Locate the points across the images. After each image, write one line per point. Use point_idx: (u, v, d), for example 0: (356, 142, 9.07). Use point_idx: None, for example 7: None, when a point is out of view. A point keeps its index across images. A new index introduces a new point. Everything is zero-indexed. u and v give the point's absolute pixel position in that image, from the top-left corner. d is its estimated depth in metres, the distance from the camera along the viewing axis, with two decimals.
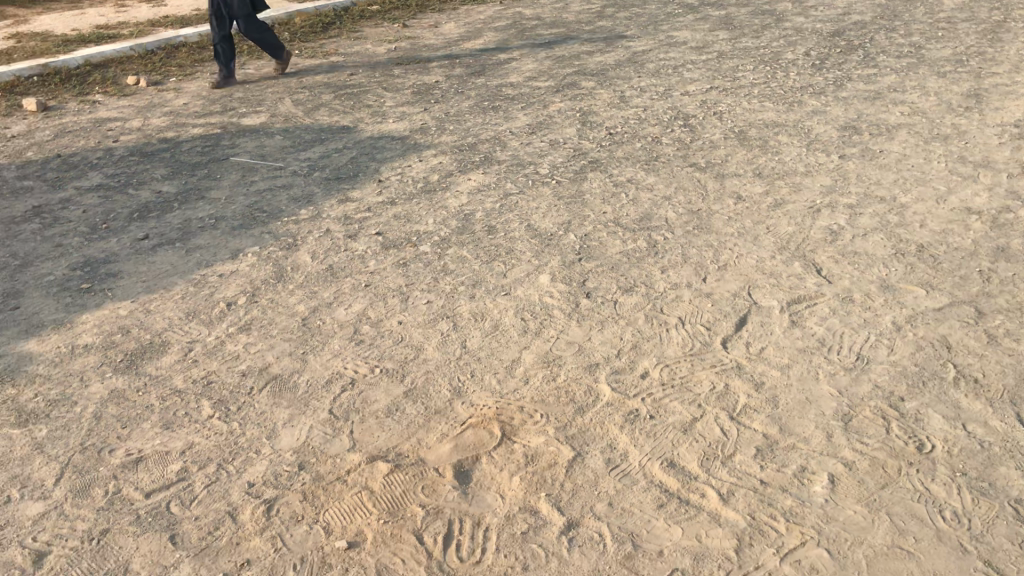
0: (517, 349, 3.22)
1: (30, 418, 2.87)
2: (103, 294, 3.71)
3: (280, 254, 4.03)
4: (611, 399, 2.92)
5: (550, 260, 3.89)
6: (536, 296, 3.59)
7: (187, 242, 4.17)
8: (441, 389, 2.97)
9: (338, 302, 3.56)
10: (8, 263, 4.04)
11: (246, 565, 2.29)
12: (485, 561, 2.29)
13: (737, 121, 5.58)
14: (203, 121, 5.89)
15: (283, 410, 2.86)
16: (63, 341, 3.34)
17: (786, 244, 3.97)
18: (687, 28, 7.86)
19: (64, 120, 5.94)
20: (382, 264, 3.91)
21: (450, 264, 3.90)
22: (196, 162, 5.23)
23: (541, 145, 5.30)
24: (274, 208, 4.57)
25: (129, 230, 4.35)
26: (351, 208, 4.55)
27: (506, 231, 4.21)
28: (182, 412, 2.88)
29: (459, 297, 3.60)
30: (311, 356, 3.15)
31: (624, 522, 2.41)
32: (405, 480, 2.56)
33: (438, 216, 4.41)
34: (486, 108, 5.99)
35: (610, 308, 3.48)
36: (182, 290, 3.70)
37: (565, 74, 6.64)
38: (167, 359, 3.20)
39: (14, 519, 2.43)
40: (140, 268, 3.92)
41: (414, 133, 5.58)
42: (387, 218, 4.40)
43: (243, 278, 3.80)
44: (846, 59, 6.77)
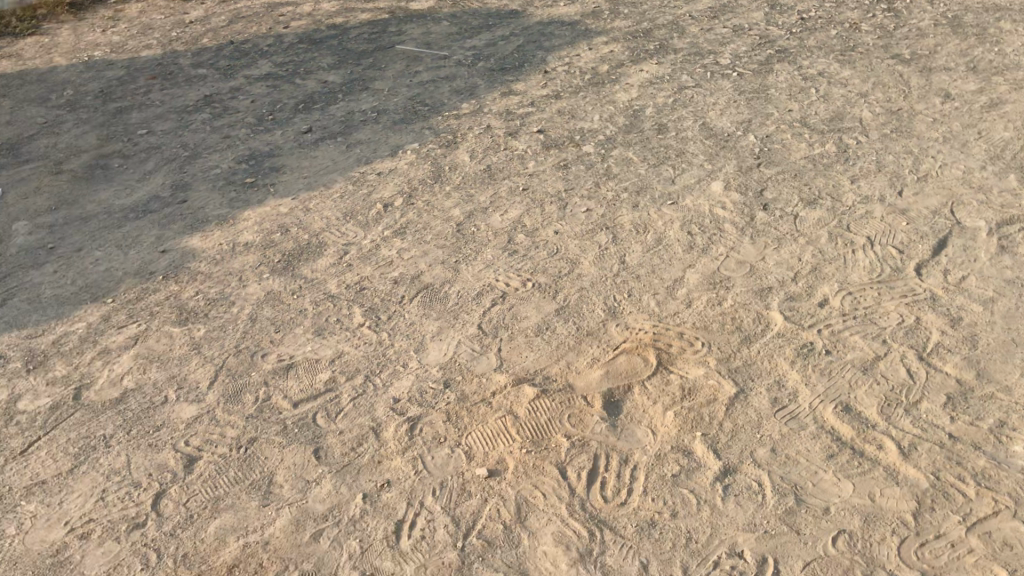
0: (681, 267, 2.98)
1: (190, 317, 2.93)
2: (265, 190, 3.74)
3: (439, 152, 3.93)
4: (782, 329, 2.66)
5: (725, 164, 3.58)
6: (707, 207, 3.31)
7: (349, 137, 4.14)
8: (594, 308, 2.82)
9: (494, 207, 3.44)
10: (179, 154, 4.13)
11: (387, 486, 2.22)
12: (631, 503, 2.14)
13: (952, 5, 4.92)
14: (372, 6, 5.77)
15: (432, 323, 2.78)
16: (224, 238, 3.39)
17: (1000, 153, 3.47)
18: None
19: (239, 5, 5.97)
20: (542, 165, 3.74)
21: (614, 167, 3.66)
22: (363, 51, 5.14)
23: (724, 31, 4.86)
24: (437, 101, 4.43)
25: (294, 122, 4.37)
26: (514, 102, 4.35)
27: (678, 130, 3.90)
28: (334, 318, 2.85)
29: (621, 205, 3.38)
30: (463, 266, 3.05)
31: (787, 472, 2.19)
32: (551, 407, 2.43)
33: (605, 111, 4.15)
34: None
35: (789, 223, 3.16)
36: (341, 188, 3.68)
37: None
38: (323, 262, 3.17)
39: (170, 421, 2.47)
40: (303, 164, 3.94)
41: (586, 18, 5.25)
42: (551, 114, 4.18)
43: (401, 177, 3.73)
44: None
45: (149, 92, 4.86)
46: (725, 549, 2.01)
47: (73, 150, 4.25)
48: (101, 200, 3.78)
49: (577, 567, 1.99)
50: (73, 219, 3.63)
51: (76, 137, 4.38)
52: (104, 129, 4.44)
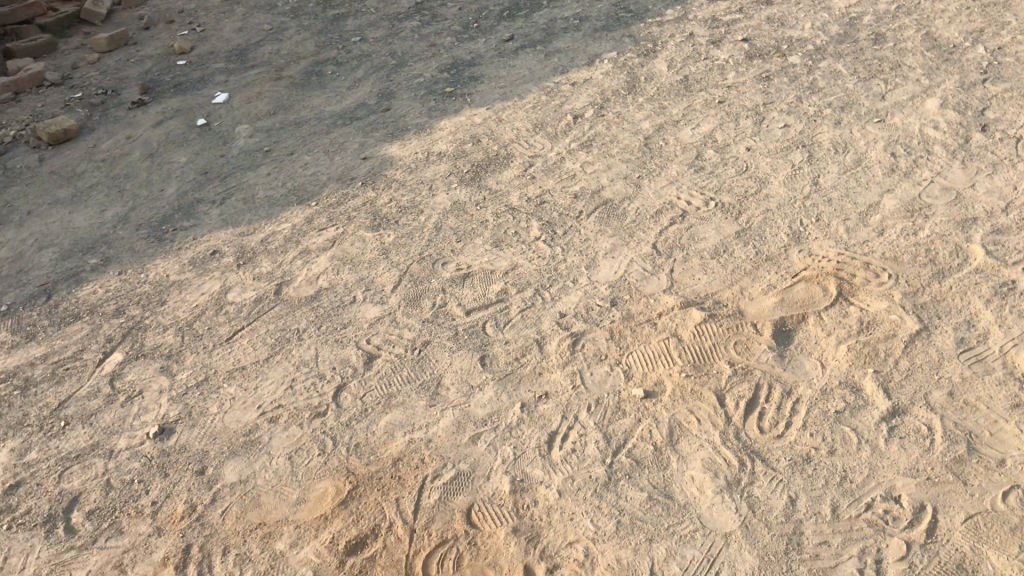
0: (878, 191, 2.80)
1: (382, 223, 3.09)
2: (462, 99, 3.83)
3: (637, 61, 3.85)
4: (981, 265, 2.45)
5: (945, 79, 3.28)
6: (918, 126, 3.06)
7: (549, 45, 4.14)
8: (778, 233, 2.71)
9: (686, 120, 3.36)
10: (388, 62, 4.30)
11: (546, 398, 2.29)
12: (788, 437, 2.10)
13: None
14: None
15: (606, 240, 2.82)
16: (421, 147, 3.53)
17: None
18: None
19: None
20: (743, 77, 3.58)
21: (820, 80, 3.44)
22: None
23: None
24: (641, 7, 4.31)
25: (497, 30, 4.41)
26: (721, 8, 4.15)
27: (897, 40, 3.59)
28: (513, 230, 2.94)
29: (822, 122, 3.19)
30: (645, 183, 3.06)
31: (963, 419, 2.06)
32: (717, 333, 2.41)
33: (818, 19, 3.88)
34: None
35: (1009, 147, 2.88)
36: (535, 99, 3.72)
37: None
38: (510, 174, 3.25)
39: (355, 320, 2.66)
40: (501, 73, 3.99)
41: None
42: (760, 21, 3.97)
43: (596, 88, 3.71)
44: None
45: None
46: (882, 491, 1.94)
47: (294, 57, 4.51)
48: (313, 106, 4.02)
49: (723, 495, 1.99)
50: (288, 124, 3.89)
51: (297, 44, 4.64)
52: (322, 36, 4.68)
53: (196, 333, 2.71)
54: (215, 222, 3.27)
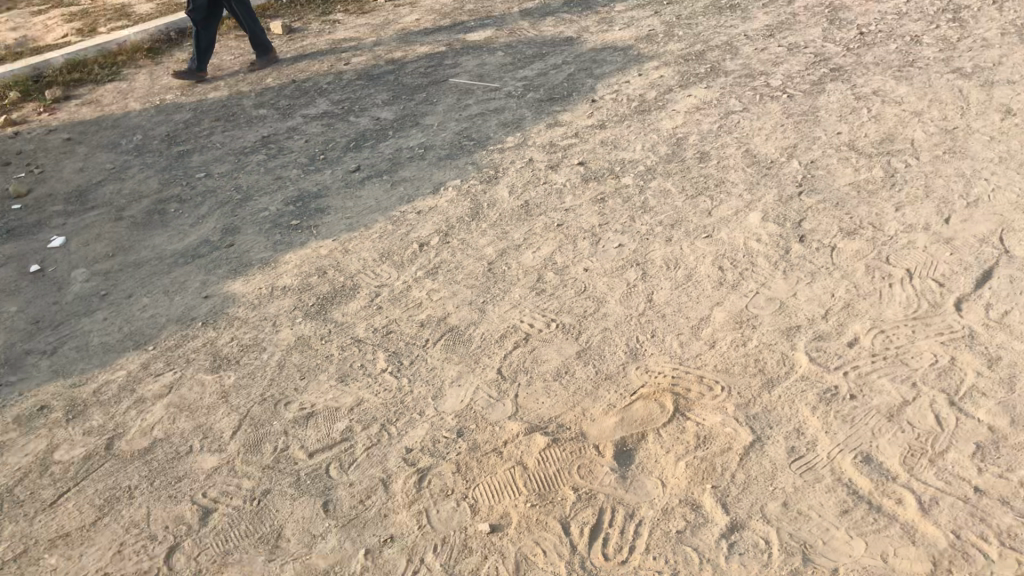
0: (709, 305, 2.91)
1: (223, 364, 3.00)
2: (308, 231, 3.82)
3: (479, 187, 3.94)
4: (806, 372, 2.56)
5: (765, 193, 3.48)
6: (743, 239, 3.22)
7: (395, 175, 4.19)
8: (616, 351, 2.77)
9: (527, 244, 3.44)
10: (233, 197, 4.26)
11: (390, 542, 2.22)
12: (632, 562, 2.09)
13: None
14: (430, 40, 5.89)
15: (451, 368, 2.82)
16: (265, 282, 3.47)
17: None
18: None
19: (306, 45, 6.18)
20: (579, 199, 3.70)
21: (651, 199, 3.60)
22: (417, 86, 5.20)
23: (779, 50, 4.74)
24: (483, 135, 4.45)
25: (343, 162, 4.44)
26: (558, 133, 4.32)
27: (720, 158, 3.81)
28: (358, 364, 2.90)
29: (655, 240, 3.31)
30: (489, 308, 3.09)
31: (797, 529, 2.10)
32: (561, 458, 2.41)
33: (648, 140, 4.08)
34: (722, 7, 5.46)
35: (826, 256, 3.04)
36: (380, 228, 3.74)
37: None
38: (354, 306, 3.23)
39: (190, 471, 2.54)
40: (347, 203, 4.00)
41: (640, 42, 5.20)
42: (594, 144, 4.15)
43: (440, 215, 3.76)
44: None
45: (211, 134, 5.02)
46: None
47: (136, 196, 4.42)
48: (155, 245, 3.92)
49: None
50: (127, 265, 3.77)
51: (140, 182, 4.56)
52: (166, 173, 4.62)
53: (17, 499, 2.53)
54: (45, 374, 3.11)
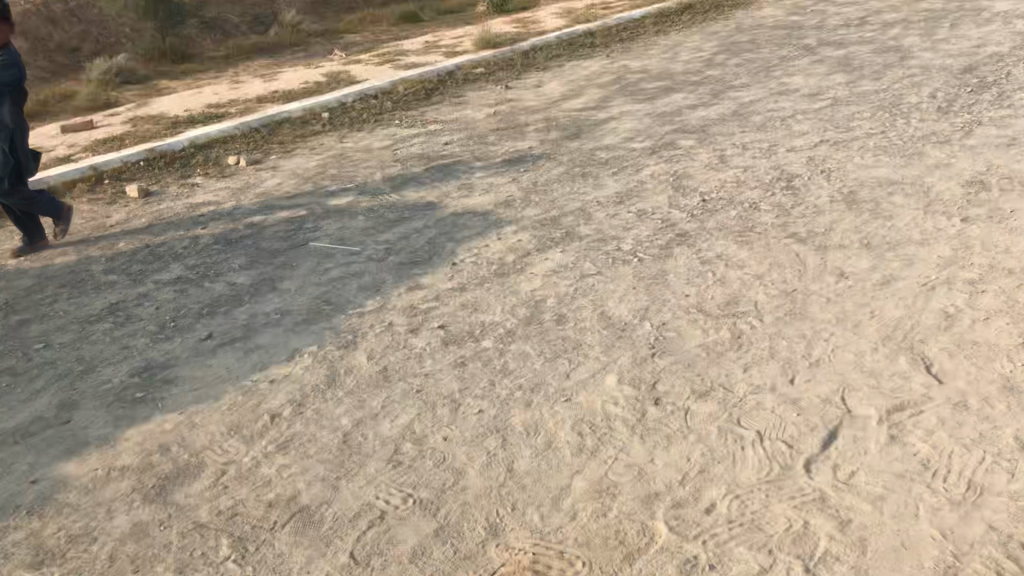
0: (568, 473, 2.87)
1: (47, 559, 2.74)
2: (152, 404, 3.62)
3: (337, 354, 3.85)
4: (666, 542, 2.53)
5: (620, 356, 3.53)
6: (600, 403, 3.23)
7: (248, 342, 4.06)
8: (475, 527, 2.68)
9: (384, 413, 3.35)
10: (73, 368, 4.02)
11: None
12: None
13: (847, 180, 5.01)
14: (291, 205, 5.88)
15: (301, 553, 2.65)
16: (102, 462, 3.24)
17: (892, 333, 3.44)
18: (802, 74, 7.64)
19: (162, 209, 6.07)
20: (438, 364, 3.67)
21: (510, 364, 3.59)
22: (275, 250, 5.14)
23: (629, 215, 4.93)
24: (341, 299, 4.39)
25: (195, 328, 4.28)
26: (418, 297, 4.31)
27: (577, 321, 3.86)
28: (199, 552, 2.70)
29: (514, 405, 3.29)
30: (344, 483, 2.96)
31: None
32: None
33: (506, 304, 4.12)
34: (576, 175, 5.69)
35: (680, 419, 3.08)
36: (230, 400, 3.58)
37: (663, 132, 6.40)
38: (199, 486, 3.03)
39: None
40: (197, 373, 3.83)
41: (499, 207, 5.33)
42: (454, 308, 4.15)
43: (295, 384, 3.64)
44: (977, 100, 6.20)
45: (54, 301, 4.78)
46: None
47: None
48: None
49: None
50: None
51: None
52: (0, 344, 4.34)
53: None
54: None
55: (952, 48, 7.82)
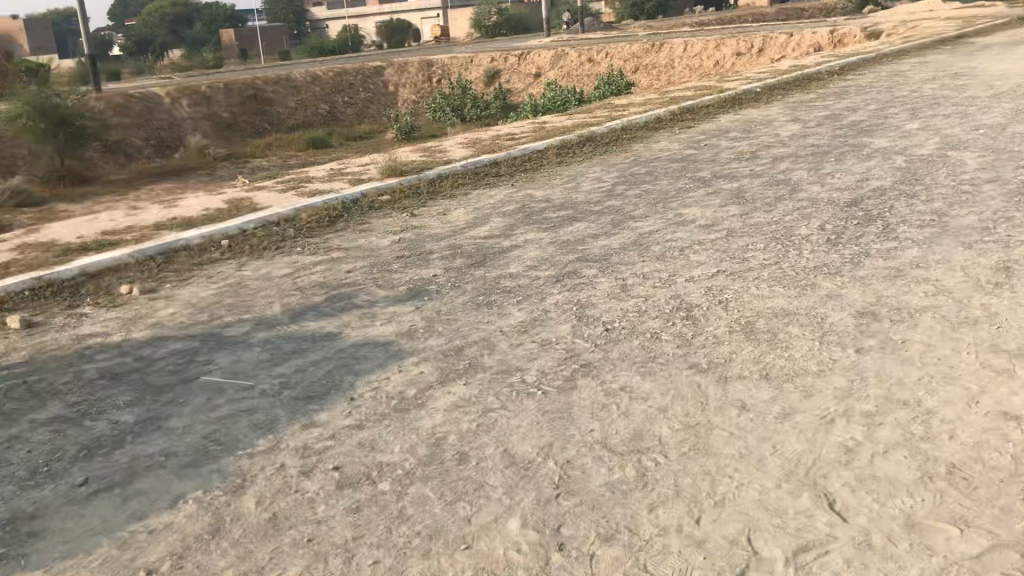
0: None
1: None
2: (15, 561, 3.31)
3: (224, 499, 3.62)
4: None
5: (523, 497, 3.40)
6: (502, 550, 3.09)
7: (128, 487, 3.79)
8: None
9: (272, 566, 3.13)
10: None
11: None
12: None
13: (745, 310, 5.08)
14: (184, 336, 5.65)
15: None
16: None
17: (794, 469, 3.41)
18: (698, 205, 7.89)
19: (45, 341, 5.76)
20: (332, 509, 3.47)
21: (408, 507, 3.43)
22: (164, 385, 4.89)
23: (532, 345, 4.87)
24: (232, 437, 4.16)
25: (70, 472, 3.98)
26: (313, 434, 4.12)
27: (479, 459, 3.74)
28: None
29: (411, 555, 3.11)
30: None
31: None
32: None
33: (405, 441, 3.97)
34: (479, 304, 5.64)
35: (585, 565, 2.96)
36: (103, 555, 3.30)
37: (566, 261, 6.45)
38: None
39: None
40: (67, 524, 3.54)
41: (400, 336, 5.20)
42: (350, 446, 3.97)
43: (175, 535, 3.39)
44: (863, 232, 6.46)
45: None
46: None
47: None
48: None
49: None
50: None
51: None
52: None
53: None
54: None
55: (838, 182, 8.22)
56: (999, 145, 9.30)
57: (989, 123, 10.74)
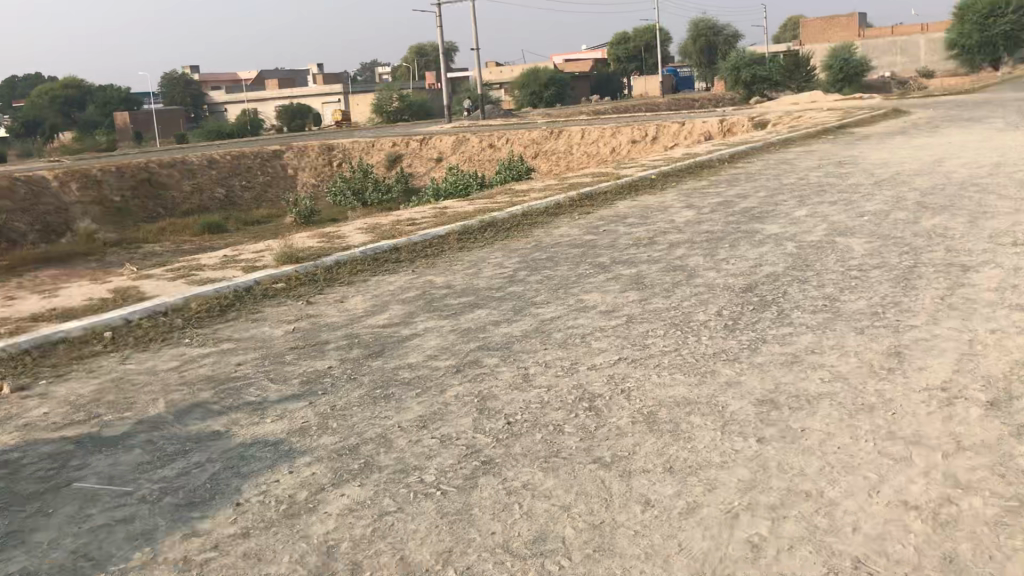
0: None
1: None
2: None
3: None
4: None
5: None
6: None
7: None
8: None
9: None
10: None
11: None
12: None
13: (647, 400, 5.03)
14: (57, 437, 5.27)
15: None
16: None
17: (701, 569, 3.31)
18: (598, 291, 7.92)
19: None
20: None
21: None
22: (32, 493, 4.52)
23: (431, 441, 4.69)
24: (104, 551, 3.84)
25: None
26: (195, 545, 3.83)
27: (374, 568, 3.52)
28: None
29: None
30: None
31: None
32: None
33: (296, 550, 3.73)
34: (376, 397, 5.44)
35: None
36: None
37: (467, 350, 6.33)
38: None
39: None
40: None
41: (292, 434, 4.96)
42: (236, 558, 3.70)
43: None
44: (759, 317, 6.56)
45: None
46: None
47: None
48: None
49: None
50: None
51: None
52: None
53: None
54: None
55: (733, 267, 8.40)
56: (883, 232, 9.68)
57: (872, 210, 11.21)
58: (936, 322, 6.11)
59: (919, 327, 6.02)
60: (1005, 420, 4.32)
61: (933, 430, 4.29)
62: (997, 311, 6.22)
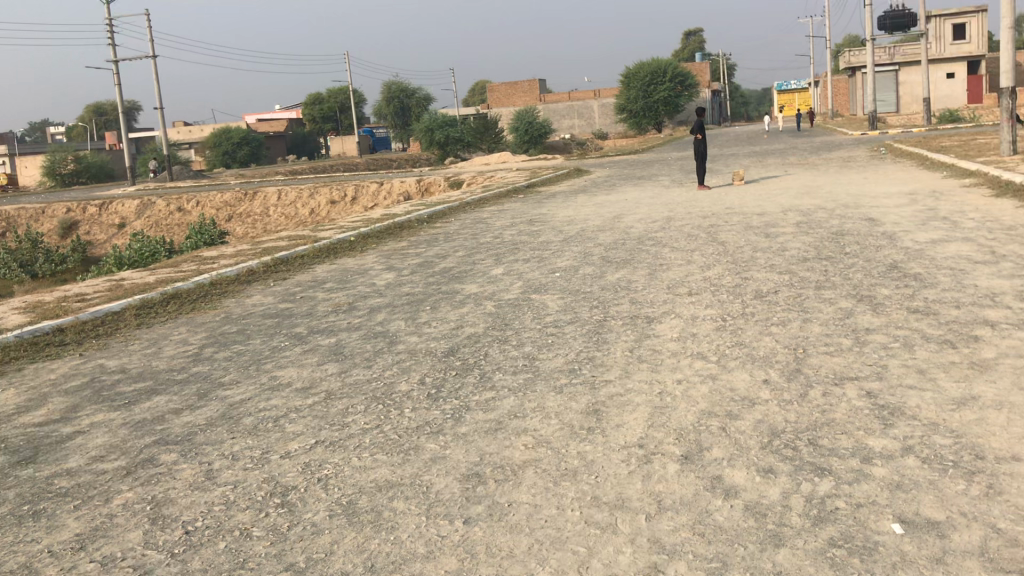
0: None
1: None
2: None
3: None
4: None
5: None
6: None
7: None
8: None
9: None
10: None
11: None
12: None
13: (346, 487, 4.60)
14: None
15: None
16: None
17: None
18: (293, 365, 7.41)
19: None
20: None
21: None
22: None
23: (90, 565, 3.96)
24: None
25: None
26: None
27: None
28: None
29: None
30: None
31: None
32: None
33: None
34: (23, 515, 4.57)
35: None
36: None
37: (140, 447, 5.56)
38: None
39: None
40: None
41: None
42: None
43: None
44: (461, 382, 6.36)
45: None
46: None
47: None
48: None
49: None
50: None
51: None
52: None
53: None
54: None
55: (434, 330, 8.23)
56: (574, 287, 9.98)
57: (563, 266, 11.59)
58: (628, 376, 6.24)
59: (613, 382, 6.10)
60: (698, 474, 4.37)
61: (635, 492, 4.23)
62: (682, 361, 6.47)
